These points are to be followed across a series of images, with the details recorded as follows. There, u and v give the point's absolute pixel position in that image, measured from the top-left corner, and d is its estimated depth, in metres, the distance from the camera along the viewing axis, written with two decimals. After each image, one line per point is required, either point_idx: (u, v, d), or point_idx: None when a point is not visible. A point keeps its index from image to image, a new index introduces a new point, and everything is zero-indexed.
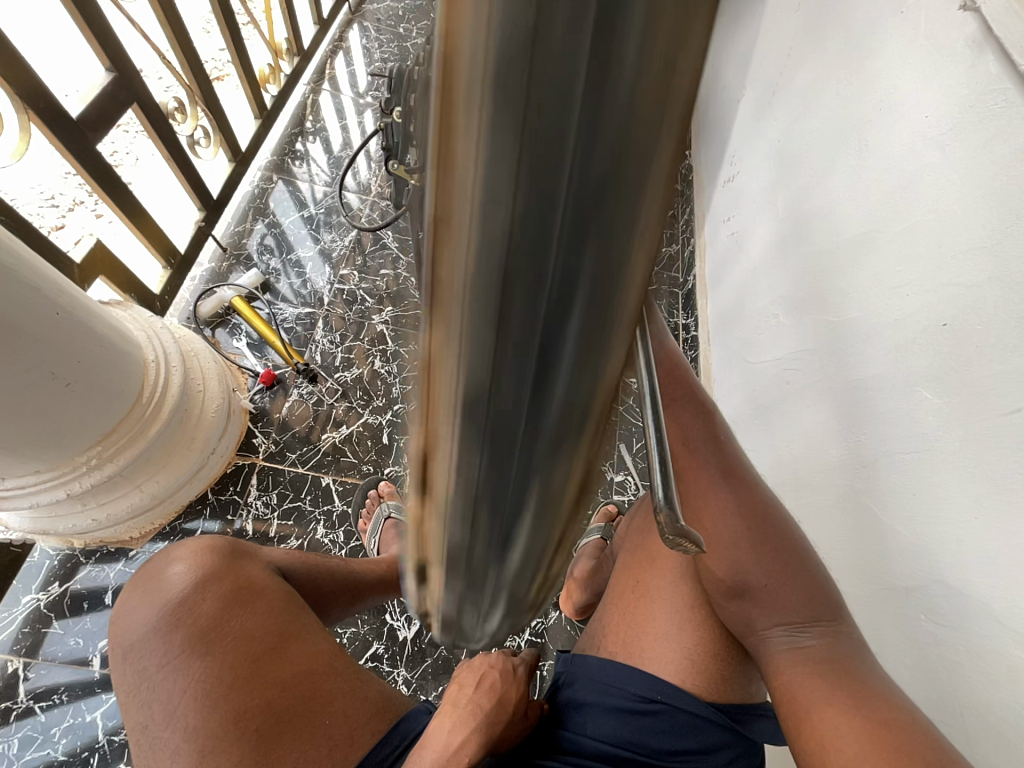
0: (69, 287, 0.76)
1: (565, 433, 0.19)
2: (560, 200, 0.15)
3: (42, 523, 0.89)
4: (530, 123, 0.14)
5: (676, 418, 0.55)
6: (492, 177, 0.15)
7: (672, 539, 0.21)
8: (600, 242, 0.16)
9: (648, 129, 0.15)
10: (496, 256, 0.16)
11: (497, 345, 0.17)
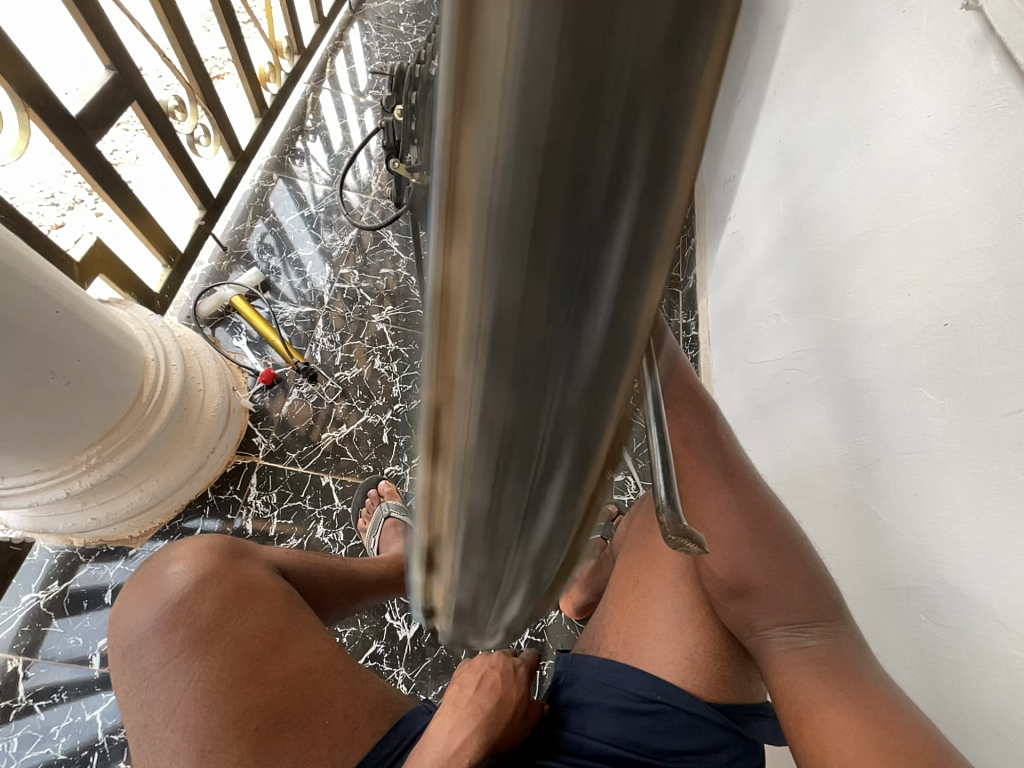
0: (68, 285, 0.76)
1: (585, 479, 0.17)
2: (592, 223, 0.13)
3: (41, 522, 0.88)
4: (569, 131, 0.12)
5: (677, 417, 0.55)
6: (520, 198, 0.12)
7: (674, 540, 0.21)
8: (635, 267, 0.14)
9: (686, 136, 0.13)
10: (521, 289, 0.13)
11: (514, 392, 0.15)
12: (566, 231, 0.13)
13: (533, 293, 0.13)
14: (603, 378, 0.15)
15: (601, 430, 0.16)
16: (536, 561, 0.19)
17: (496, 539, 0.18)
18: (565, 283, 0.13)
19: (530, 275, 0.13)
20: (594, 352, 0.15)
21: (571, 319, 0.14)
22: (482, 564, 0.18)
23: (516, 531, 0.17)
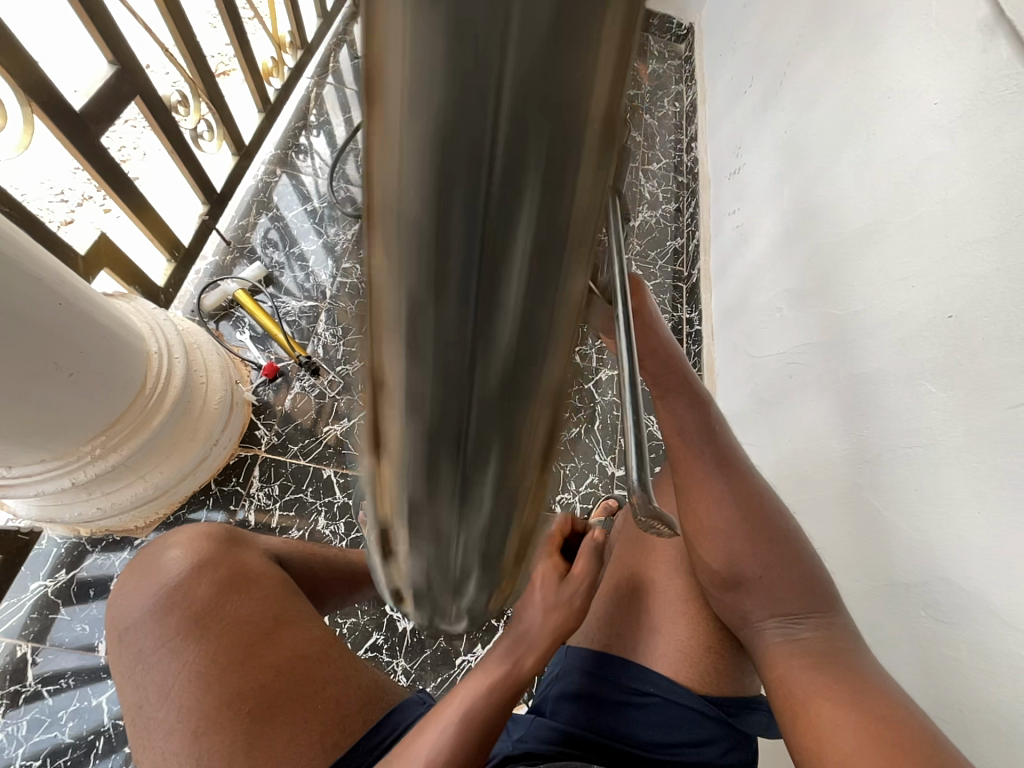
0: (73, 278, 0.76)
1: (520, 464, 0.18)
2: (494, 215, 0.13)
3: (47, 511, 0.90)
4: (462, 132, 0.13)
5: (668, 407, 0.63)
6: (423, 200, 0.13)
7: (645, 521, 0.21)
8: (545, 259, 0.14)
9: (584, 129, 0.13)
10: (430, 283, 0.14)
11: (440, 298, 0.14)
12: (473, 274, 0.14)
13: (440, 287, 0.14)
14: (530, 409, 0.16)
15: (528, 416, 0.16)
16: (478, 532, 0.19)
17: (435, 522, 0.18)
18: (483, 325, 0.15)
19: (438, 270, 0.14)
20: (519, 387, 0.16)
21: (496, 358, 0.15)
22: (429, 571, 0.20)
23: (456, 515, 0.18)
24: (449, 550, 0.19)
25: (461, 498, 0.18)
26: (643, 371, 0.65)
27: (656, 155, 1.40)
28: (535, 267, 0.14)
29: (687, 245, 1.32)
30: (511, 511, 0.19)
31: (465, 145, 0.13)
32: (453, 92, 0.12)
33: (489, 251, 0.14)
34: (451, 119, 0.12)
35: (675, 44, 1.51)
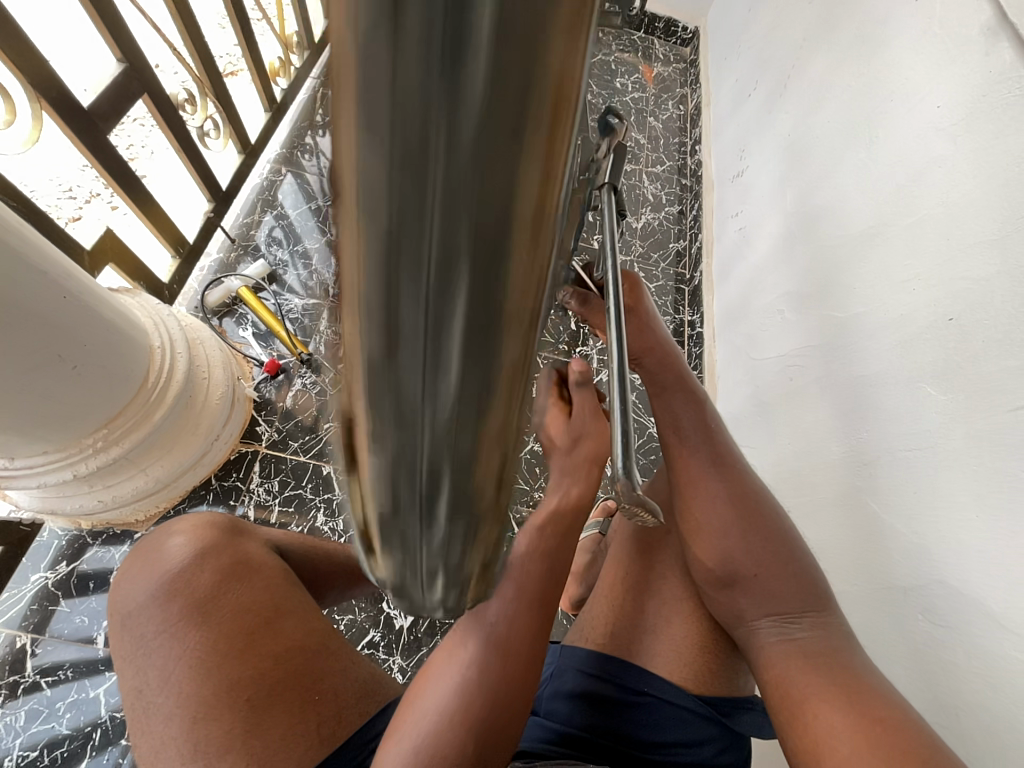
0: (79, 273, 0.77)
1: (488, 522, 0.17)
2: (444, 284, 0.12)
3: (50, 501, 0.90)
4: (407, 196, 0.11)
5: (664, 405, 0.65)
6: (371, 268, 0.12)
7: (629, 507, 0.21)
8: (504, 327, 0.13)
9: (542, 191, 0.12)
10: (382, 350, 0.13)
11: (392, 367, 0.13)
12: (416, 339, 0.13)
13: (392, 354, 0.13)
14: (479, 474, 0.15)
15: (493, 477, 0.15)
16: (450, 581, 0.18)
17: (404, 571, 0.18)
18: (429, 388, 0.13)
19: (389, 336, 0.13)
20: (462, 452, 0.15)
21: (439, 423, 0.14)
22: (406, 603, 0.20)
23: (424, 566, 0.18)
24: (421, 593, 0.19)
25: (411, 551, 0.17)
26: (639, 369, 0.65)
27: (660, 158, 1.40)
28: (480, 332, 0.13)
29: (690, 246, 1.30)
30: (480, 562, 0.18)
31: (409, 211, 0.11)
32: (382, 149, 0.11)
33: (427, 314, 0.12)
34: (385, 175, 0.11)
35: (681, 48, 1.51)
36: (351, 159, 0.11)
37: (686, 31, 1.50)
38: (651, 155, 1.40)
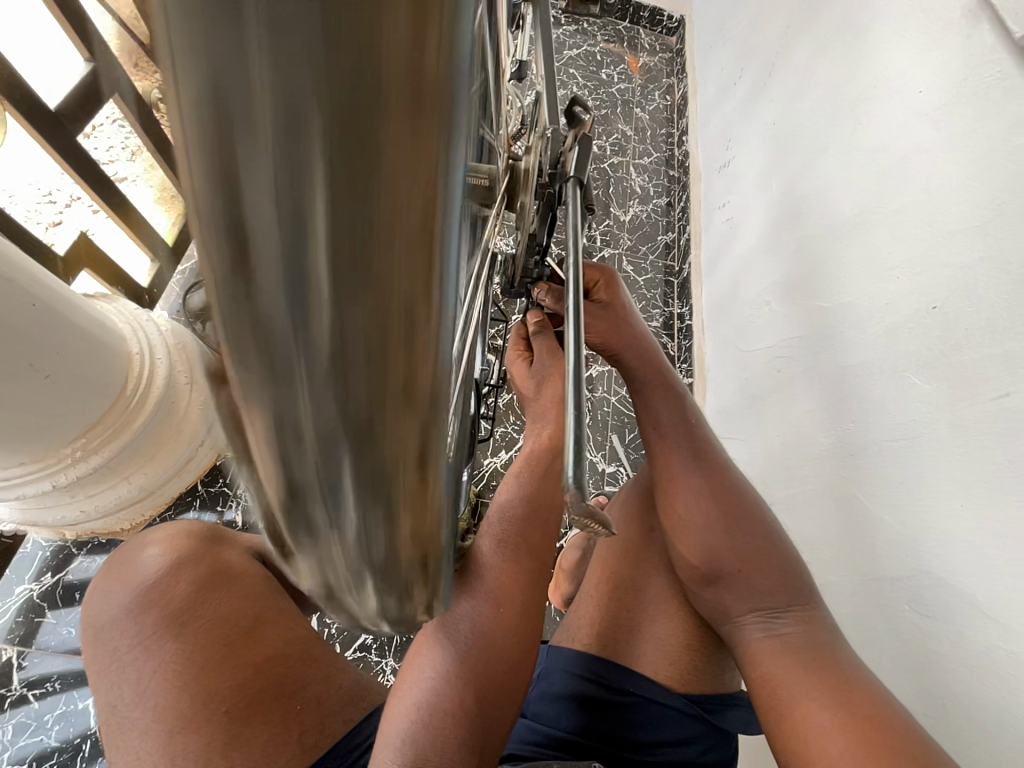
0: (37, 273, 0.74)
1: (376, 463, 0.18)
2: (292, 220, 0.14)
3: (30, 513, 0.87)
4: (245, 143, 0.13)
5: (644, 401, 0.64)
6: (222, 212, 0.14)
7: (581, 520, 0.21)
8: (358, 257, 0.15)
9: (372, 130, 0.14)
10: (243, 289, 0.15)
11: (257, 305, 0.15)
12: (275, 273, 0.15)
13: (253, 292, 0.15)
14: (381, 410, 0.17)
15: (373, 413, 0.17)
16: (351, 530, 0.19)
17: (305, 523, 0.19)
18: (307, 326, 0.15)
19: (248, 277, 0.15)
20: (354, 390, 0.16)
21: (322, 361, 0.16)
22: (319, 570, 0.21)
23: (322, 515, 0.18)
24: (327, 551, 0.20)
25: (325, 501, 0.18)
26: (618, 363, 0.65)
27: (646, 149, 1.35)
28: (355, 265, 0.15)
29: (678, 239, 1.27)
30: (380, 512, 0.19)
31: (251, 156, 0.13)
32: (219, 107, 0.13)
33: (291, 253, 0.14)
34: (236, 131, 0.13)
35: (666, 37, 1.48)
36: (199, 145, 0.13)
37: (671, 20, 1.47)
38: (638, 147, 1.35)
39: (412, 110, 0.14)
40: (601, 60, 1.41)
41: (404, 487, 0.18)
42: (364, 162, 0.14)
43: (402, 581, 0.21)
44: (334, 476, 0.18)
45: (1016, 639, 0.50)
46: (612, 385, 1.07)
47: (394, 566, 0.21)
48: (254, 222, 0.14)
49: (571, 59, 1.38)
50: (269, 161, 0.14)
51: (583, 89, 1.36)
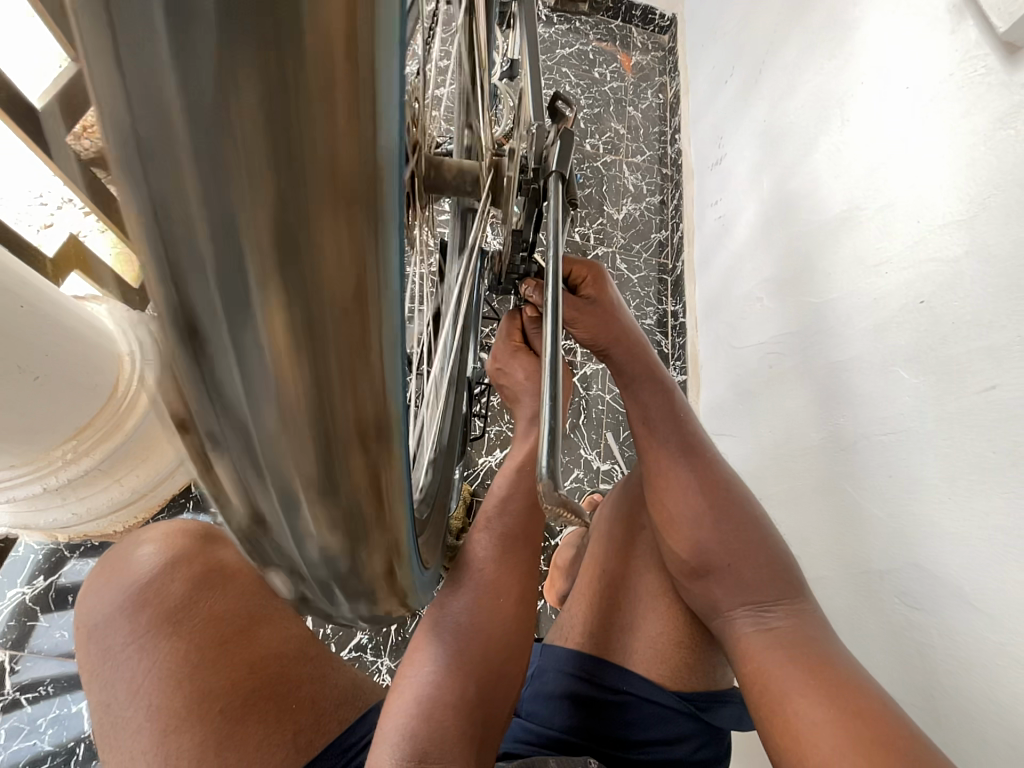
0: (26, 274, 0.68)
1: (292, 369, 0.21)
2: (204, 155, 0.18)
3: (22, 517, 0.82)
4: (153, 87, 0.17)
5: (632, 395, 0.64)
6: (133, 145, 0.17)
7: (553, 509, 0.22)
8: (263, 187, 0.18)
9: (270, 80, 0.17)
10: (160, 216, 0.18)
11: (173, 229, 0.18)
12: (187, 200, 0.18)
13: (170, 220, 0.18)
14: (310, 250, 0.19)
15: (289, 322, 0.20)
16: (274, 435, 0.22)
17: (233, 430, 0.22)
18: (235, 228, 0.19)
19: (163, 205, 0.18)
20: (279, 286, 0.20)
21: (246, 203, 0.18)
22: (249, 480, 0.24)
23: (249, 418, 0.22)
24: (255, 457, 0.23)
25: (255, 340, 0.20)
26: (607, 359, 0.65)
27: (640, 148, 1.35)
28: (281, 183, 0.18)
29: (672, 237, 1.27)
30: (300, 418, 0.22)
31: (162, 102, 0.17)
32: (127, 44, 0.16)
33: (213, 165, 0.18)
34: (147, 61, 0.16)
35: (658, 36, 1.48)
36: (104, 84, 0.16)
37: (663, 19, 1.47)
38: (631, 145, 1.35)
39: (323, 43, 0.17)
40: (593, 59, 1.41)
41: (325, 394, 0.22)
42: (280, 86, 0.17)
43: (329, 497, 0.24)
44: (256, 381, 0.21)
45: (1006, 631, 0.50)
46: (606, 384, 1.08)
47: (321, 477, 0.24)
48: (164, 73, 0.17)
49: (563, 58, 1.38)
50: (181, 83, 0.17)
51: (576, 88, 1.36)
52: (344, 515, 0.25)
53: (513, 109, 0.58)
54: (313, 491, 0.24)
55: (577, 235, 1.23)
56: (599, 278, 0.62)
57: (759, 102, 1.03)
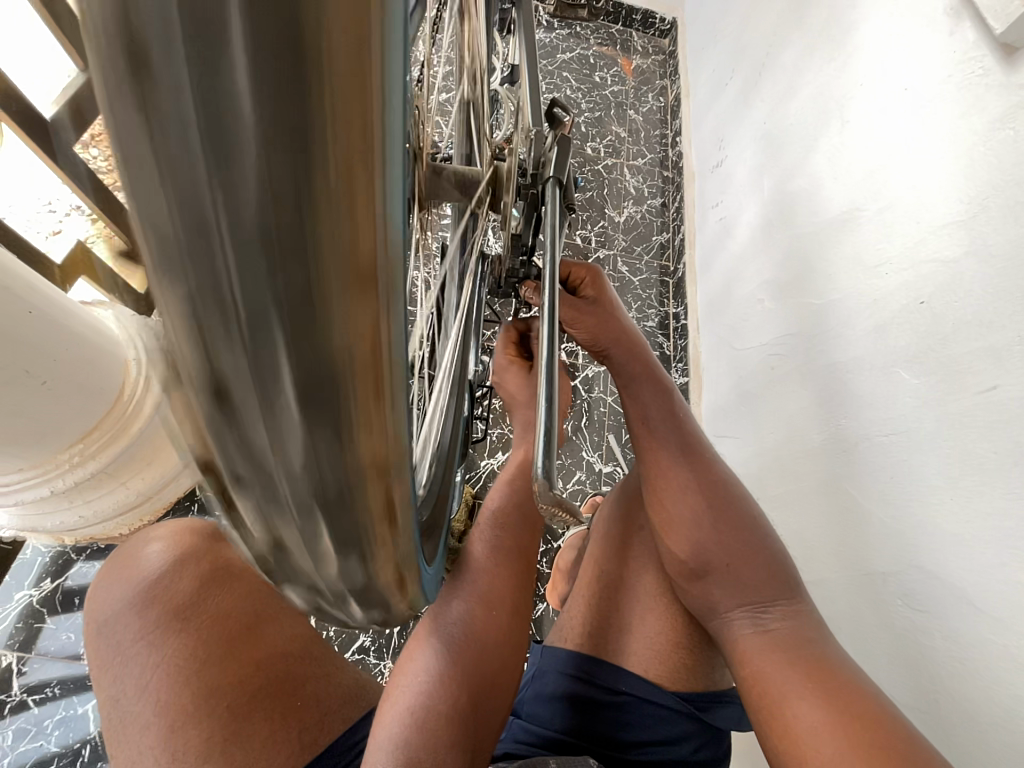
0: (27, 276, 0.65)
1: (313, 419, 0.20)
2: (223, 203, 0.16)
3: (29, 521, 0.82)
4: (167, 132, 0.15)
5: (631, 396, 0.65)
6: (148, 195, 0.16)
7: (548, 509, 0.23)
8: (284, 237, 0.17)
9: (287, 123, 0.15)
10: (177, 267, 0.17)
11: (193, 277, 0.17)
12: (206, 248, 0.17)
13: (189, 270, 0.17)
14: (323, 296, 0.18)
15: (310, 372, 0.19)
16: (297, 482, 0.21)
17: (256, 475, 0.21)
18: (257, 277, 0.17)
19: (181, 255, 0.17)
20: (299, 339, 0.18)
21: (253, 214, 0.16)
22: (271, 523, 0.23)
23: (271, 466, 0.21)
24: (275, 501, 0.22)
25: (270, 387, 0.19)
26: (606, 360, 0.65)
27: (641, 151, 1.35)
28: (303, 236, 0.17)
29: (673, 239, 1.27)
30: (320, 466, 0.21)
31: (175, 147, 0.15)
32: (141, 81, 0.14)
33: (233, 211, 0.16)
34: (162, 103, 0.15)
35: (659, 39, 1.49)
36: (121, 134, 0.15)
37: (663, 22, 1.48)
38: (632, 148, 1.35)
39: (345, 84, 0.15)
40: (594, 63, 1.41)
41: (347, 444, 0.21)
42: (300, 131, 0.15)
43: (350, 538, 0.23)
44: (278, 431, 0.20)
45: (1008, 632, 0.50)
46: (608, 386, 1.08)
47: (343, 521, 0.23)
48: (179, 116, 0.15)
49: (564, 63, 1.39)
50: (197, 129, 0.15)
51: (576, 92, 1.37)
52: (365, 555, 0.24)
53: (514, 111, 0.58)
54: (328, 513, 0.22)
55: (578, 238, 1.24)
56: (595, 280, 0.63)
57: (761, 103, 1.02)
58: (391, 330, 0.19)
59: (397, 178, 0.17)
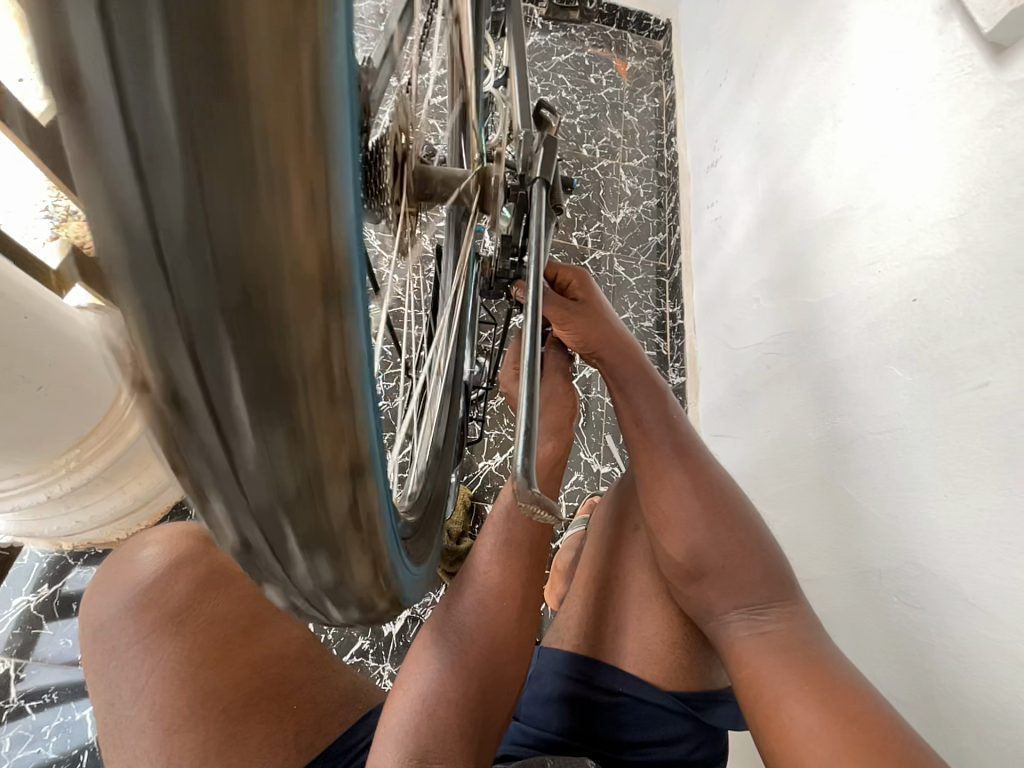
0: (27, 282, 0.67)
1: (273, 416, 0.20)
2: (174, 210, 0.17)
3: (26, 526, 0.81)
4: (114, 144, 0.16)
5: (625, 397, 0.65)
6: (98, 203, 0.16)
7: (526, 505, 0.23)
8: (237, 239, 0.17)
9: (233, 131, 0.16)
10: (128, 275, 0.17)
11: (146, 284, 0.17)
12: (157, 257, 0.17)
13: (141, 279, 0.17)
14: (277, 294, 0.18)
15: (268, 370, 0.19)
16: (261, 482, 0.21)
17: (220, 480, 0.21)
18: (210, 279, 0.18)
19: (133, 264, 0.17)
20: (255, 338, 0.19)
21: (204, 220, 0.17)
22: (239, 527, 0.23)
23: (233, 469, 0.21)
24: (241, 505, 0.22)
25: (228, 388, 0.19)
26: (599, 361, 0.66)
27: (636, 152, 1.36)
28: (255, 236, 0.17)
29: (669, 239, 1.27)
30: (284, 464, 0.21)
31: (123, 156, 0.16)
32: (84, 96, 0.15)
33: (185, 215, 0.17)
34: (110, 115, 0.15)
35: (653, 41, 1.50)
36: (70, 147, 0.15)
37: (657, 24, 1.49)
38: (628, 149, 1.35)
39: (281, 94, 0.16)
40: (589, 65, 1.42)
41: (308, 438, 0.21)
42: (249, 136, 0.17)
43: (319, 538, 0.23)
44: (238, 431, 0.20)
45: (1003, 629, 0.50)
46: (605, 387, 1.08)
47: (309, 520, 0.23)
48: (124, 128, 0.16)
49: (558, 65, 1.39)
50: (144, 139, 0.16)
51: (571, 94, 1.37)
52: (337, 553, 0.25)
53: (506, 113, 0.58)
54: (293, 512, 0.22)
55: (574, 239, 1.24)
56: (588, 280, 0.63)
57: (753, 103, 1.03)
58: (347, 322, 0.20)
59: (341, 176, 0.18)
